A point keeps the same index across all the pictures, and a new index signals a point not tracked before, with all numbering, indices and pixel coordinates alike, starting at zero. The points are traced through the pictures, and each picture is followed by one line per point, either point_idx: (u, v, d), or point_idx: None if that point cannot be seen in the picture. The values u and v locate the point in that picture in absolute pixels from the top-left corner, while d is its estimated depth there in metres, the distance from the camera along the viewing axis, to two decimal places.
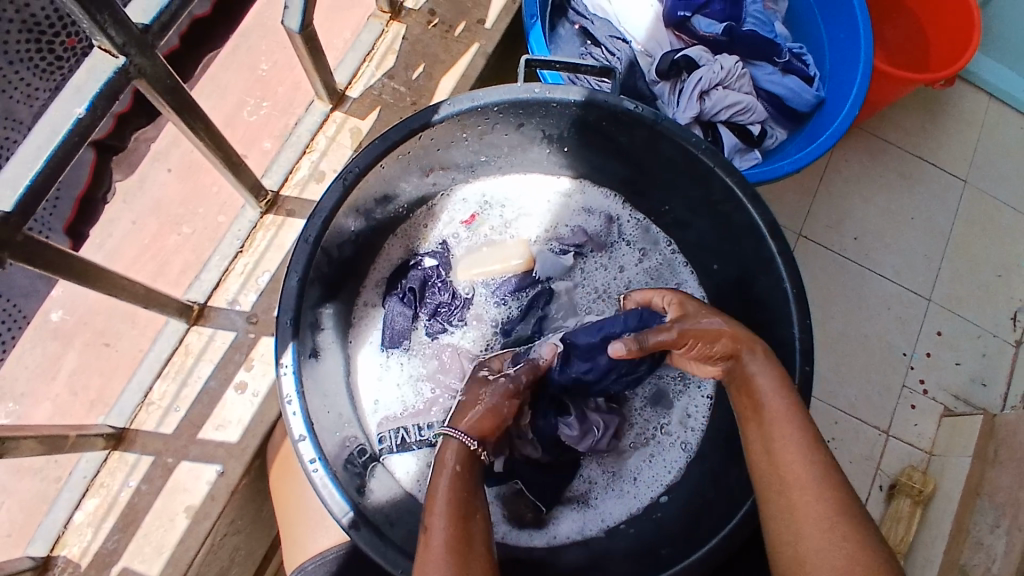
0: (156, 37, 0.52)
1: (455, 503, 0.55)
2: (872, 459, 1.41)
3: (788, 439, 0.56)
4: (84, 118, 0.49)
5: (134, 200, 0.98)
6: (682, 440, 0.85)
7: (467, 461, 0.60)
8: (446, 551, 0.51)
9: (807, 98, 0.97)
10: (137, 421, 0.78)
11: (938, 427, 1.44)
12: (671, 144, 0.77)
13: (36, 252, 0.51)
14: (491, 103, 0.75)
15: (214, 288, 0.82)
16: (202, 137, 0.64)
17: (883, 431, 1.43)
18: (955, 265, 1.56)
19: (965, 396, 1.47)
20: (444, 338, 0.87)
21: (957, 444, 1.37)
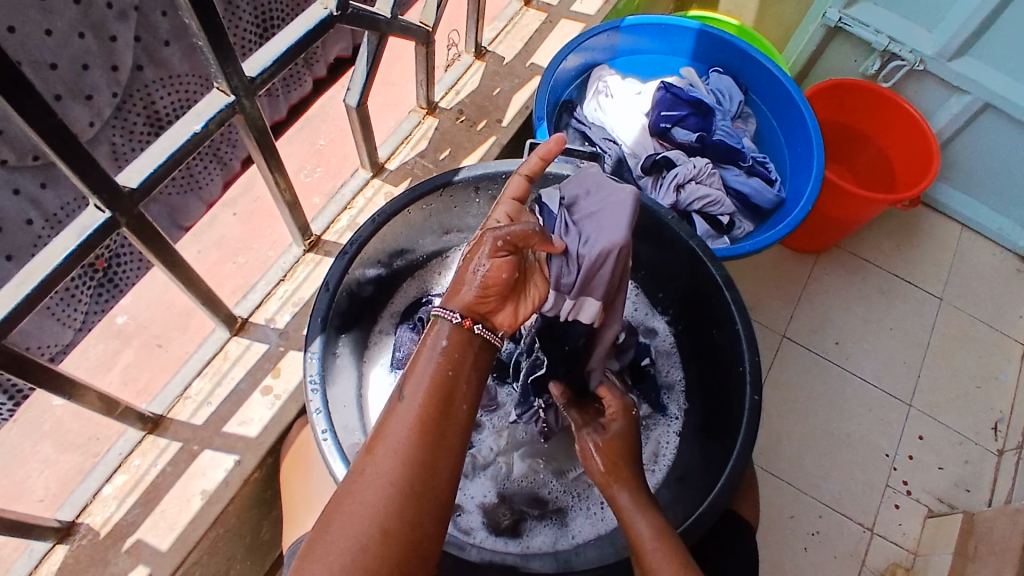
0: (257, 86, 0.72)
1: (434, 380, 0.62)
2: (856, 555, 1.44)
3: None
4: (197, 133, 0.68)
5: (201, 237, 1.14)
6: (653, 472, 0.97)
7: (459, 340, 0.65)
8: (410, 424, 0.59)
9: (769, 197, 1.16)
10: (173, 411, 0.91)
11: (922, 527, 1.48)
12: (644, 215, 0.95)
13: (144, 228, 0.67)
14: (499, 172, 0.94)
15: (255, 307, 0.97)
16: (271, 173, 0.83)
17: (867, 527, 1.47)
18: (934, 374, 1.66)
19: (950, 500, 1.50)
20: None
21: (938, 543, 1.41)
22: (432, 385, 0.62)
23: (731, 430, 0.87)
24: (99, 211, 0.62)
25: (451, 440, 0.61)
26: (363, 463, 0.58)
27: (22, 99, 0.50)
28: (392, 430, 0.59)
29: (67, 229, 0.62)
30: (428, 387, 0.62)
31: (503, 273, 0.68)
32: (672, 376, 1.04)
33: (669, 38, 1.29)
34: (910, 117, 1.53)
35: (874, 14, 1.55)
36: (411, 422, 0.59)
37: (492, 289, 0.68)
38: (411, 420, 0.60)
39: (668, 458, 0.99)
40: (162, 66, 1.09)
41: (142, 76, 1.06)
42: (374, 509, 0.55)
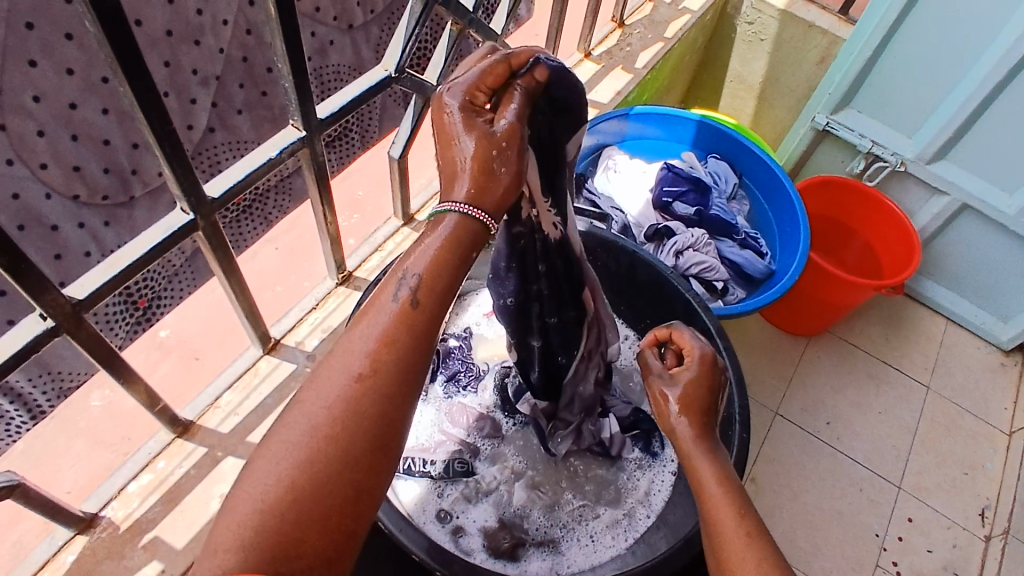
0: (325, 126, 0.85)
1: (432, 265, 0.55)
2: None
3: (726, 520, 0.63)
4: (270, 158, 0.80)
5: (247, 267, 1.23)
6: (646, 512, 0.98)
7: (461, 229, 0.56)
8: (395, 314, 0.53)
9: (759, 267, 1.27)
10: (203, 417, 0.98)
11: None
12: (646, 268, 1.07)
13: (215, 232, 0.78)
14: None
15: (288, 330, 1.07)
16: (322, 207, 0.95)
17: None
18: (923, 458, 1.70)
19: None
20: (458, 398, 1.07)
21: None
22: (341, 391, 0.50)
23: None
24: (184, 214, 0.74)
25: (349, 451, 0.49)
26: (289, 411, 0.50)
27: (148, 107, 0.62)
28: (280, 442, 0.48)
29: (153, 226, 0.73)
30: (335, 399, 0.49)
31: (486, 147, 0.57)
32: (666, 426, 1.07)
33: (673, 128, 1.45)
34: (892, 212, 1.67)
35: (858, 120, 1.73)
36: (312, 429, 0.49)
37: (495, 172, 0.58)
38: (304, 440, 0.48)
39: (661, 495, 1.00)
40: (233, 133, 1.18)
41: (211, 136, 1.14)
42: (229, 544, 0.44)
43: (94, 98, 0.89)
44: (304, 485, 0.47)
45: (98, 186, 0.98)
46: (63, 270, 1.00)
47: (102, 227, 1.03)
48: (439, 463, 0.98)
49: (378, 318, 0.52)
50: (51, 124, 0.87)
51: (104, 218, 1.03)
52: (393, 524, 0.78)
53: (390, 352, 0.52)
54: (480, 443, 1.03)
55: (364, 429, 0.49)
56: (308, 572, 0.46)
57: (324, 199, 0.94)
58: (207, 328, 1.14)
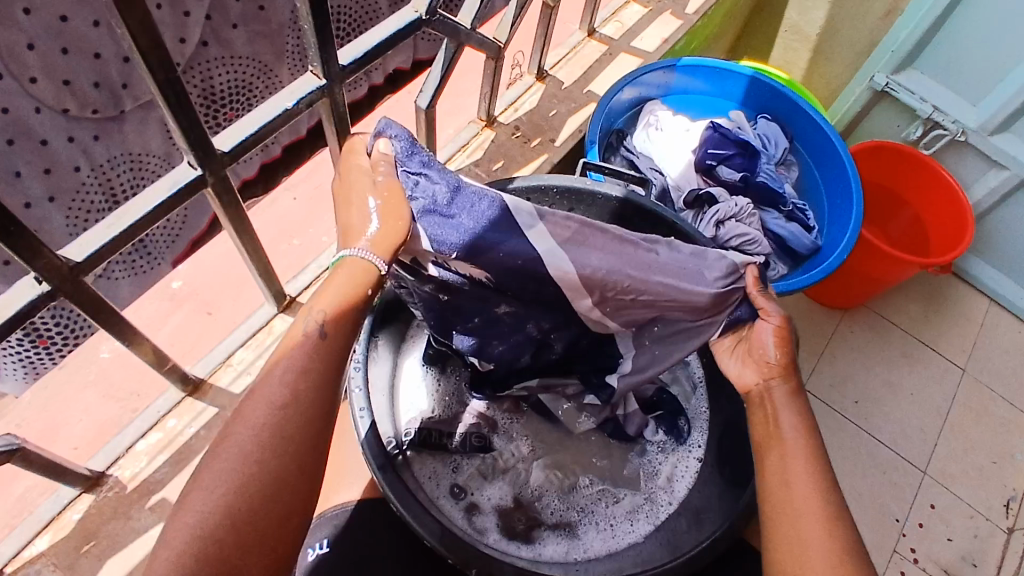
0: (347, 74, 0.76)
1: (338, 305, 0.62)
2: None
3: (800, 489, 0.67)
4: (290, 108, 0.72)
5: (265, 214, 1.16)
6: (668, 499, 0.94)
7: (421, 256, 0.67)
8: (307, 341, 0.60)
9: (806, 243, 1.18)
10: (215, 376, 0.94)
11: None
12: (686, 239, 0.98)
13: (226, 190, 0.71)
14: (552, 185, 0.98)
15: (305, 287, 1.01)
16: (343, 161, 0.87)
17: None
18: (952, 444, 1.65)
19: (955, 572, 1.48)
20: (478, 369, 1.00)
21: None
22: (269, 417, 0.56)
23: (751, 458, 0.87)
24: (191, 168, 0.67)
25: (277, 459, 0.56)
26: (227, 431, 0.57)
27: (151, 52, 0.54)
28: (212, 476, 0.54)
29: (159, 181, 0.66)
30: (256, 430, 0.56)
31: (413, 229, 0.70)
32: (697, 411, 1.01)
33: (723, 82, 1.33)
34: (948, 184, 1.55)
35: (921, 83, 1.60)
36: (246, 446, 0.55)
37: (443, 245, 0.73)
38: (237, 457, 0.55)
39: (685, 483, 0.95)
40: (227, 47, 1.20)
41: (206, 51, 1.17)
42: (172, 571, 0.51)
43: (84, 11, 1.01)
44: (239, 508, 0.54)
45: (87, 99, 1.10)
46: (53, 181, 1.14)
47: (92, 141, 1.17)
48: (455, 437, 0.93)
49: (295, 347, 0.60)
50: (40, 37, 0.98)
51: (93, 133, 1.16)
52: (408, 512, 0.74)
53: (299, 380, 0.58)
54: (499, 418, 0.98)
55: (286, 449, 0.56)
56: (258, 558, 0.54)
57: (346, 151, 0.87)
58: (222, 277, 1.04)
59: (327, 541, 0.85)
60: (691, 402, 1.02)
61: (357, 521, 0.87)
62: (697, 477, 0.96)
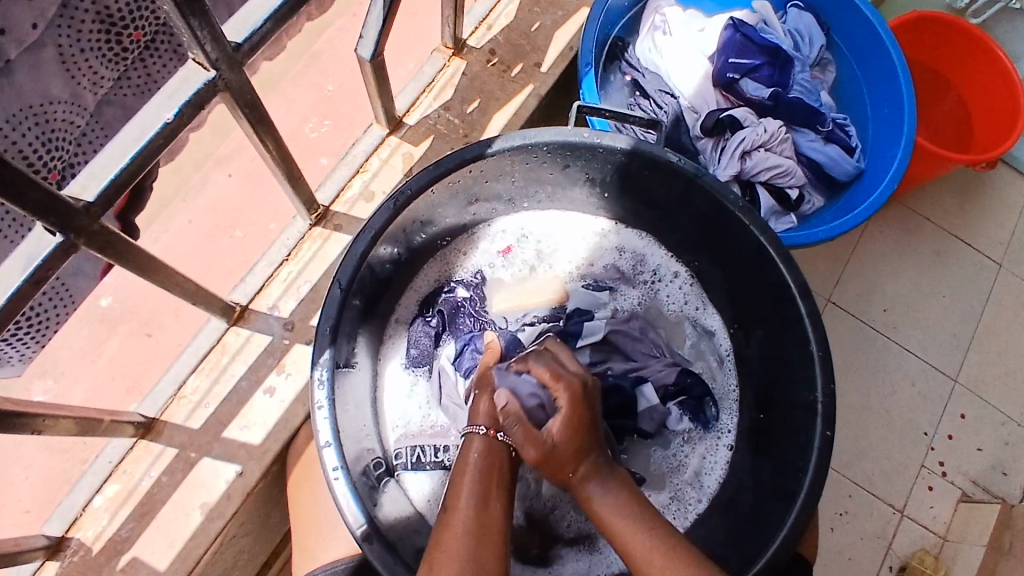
0: (245, 56, 0.56)
1: (478, 493, 0.64)
2: (883, 538, 1.39)
3: None
4: (171, 121, 0.54)
5: (194, 198, 0.99)
6: (698, 498, 0.84)
7: (487, 450, 0.68)
8: (465, 530, 0.61)
9: (846, 168, 1.00)
10: (167, 413, 0.80)
11: (954, 512, 1.41)
12: (707, 198, 0.79)
13: (106, 244, 0.54)
14: (539, 142, 0.78)
15: (256, 292, 0.84)
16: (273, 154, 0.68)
17: (897, 509, 1.41)
18: (983, 348, 1.54)
19: (983, 483, 1.44)
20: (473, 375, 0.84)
21: (972, 531, 1.35)
22: (465, 556, 0.59)
23: (794, 467, 0.75)
24: (49, 234, 0.50)
25: None
26: None
27: None
28: None
29: (14, 255, 0.51)
30: None
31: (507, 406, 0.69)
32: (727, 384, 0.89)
33: None
34: (1002, 65, 1.32)
35: None
36: None
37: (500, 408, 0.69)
38: None
39: (714, 477, 0.86)
40: None
41: None
42: None
43: None
44: None
45: None
46: None
47: None
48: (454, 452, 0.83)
49: (455, 535, 0.60)
50: None
51: None
52: None
53: (479, 552, 0.59)
54: None
55: None
56: None
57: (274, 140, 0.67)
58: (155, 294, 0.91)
59: None
60: (718, 378, 0.89)
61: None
62: (729, 470, 0.86)
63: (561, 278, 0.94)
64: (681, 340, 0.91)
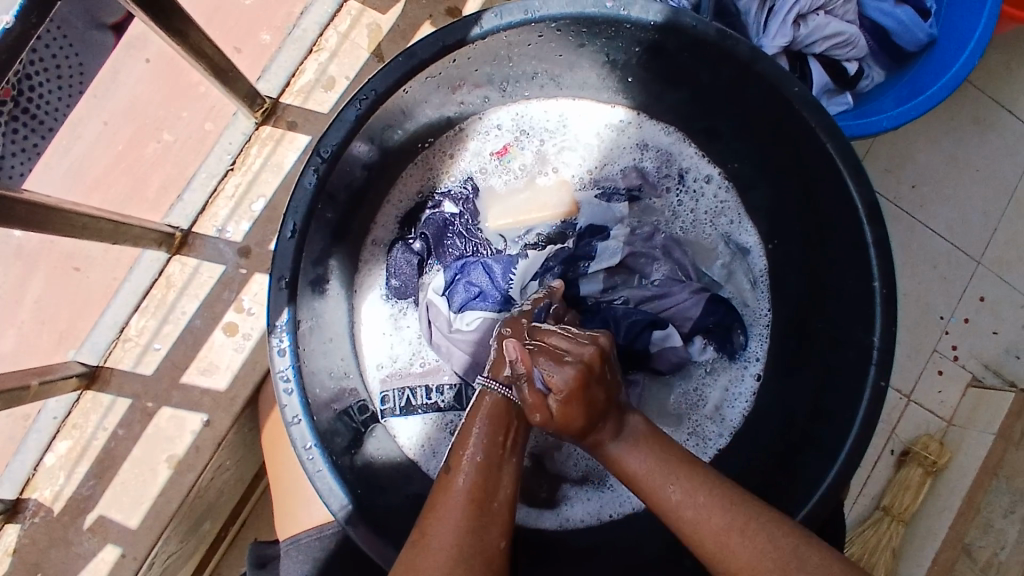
0: None
1: (484, 452, 0.54)
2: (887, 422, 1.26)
3: None
4: (12, 27, 0.41)
5: (108, 98, 0.82)
6: (719, 432, 0.78)
7: (503, 407, 0.57)
8: (464, 498, 0.51)
9: (917, 36, 0.82)
10: (112, 359, 0.69)
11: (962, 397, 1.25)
12: (760, 87, 0.65)
13: None
14: (549, 17, 0.62)
15: (199, 214, 0.70)
16: (168, 32, 0.51)
17: (904, 395, 1.26)
18: (1013, 226, 1.32)
19: (996, 367, 1.27)
20: (469, 311, 0.72)
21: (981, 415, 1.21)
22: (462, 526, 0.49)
23: (840, 410, 0.66)
24: None
25: None
26: None
27: None
28: None
29: None
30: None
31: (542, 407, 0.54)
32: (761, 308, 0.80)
33: None
34: None
35: None
36: None
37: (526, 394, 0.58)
38: None
39: (738, 410, 0.79)
40: None
41: None
42: None
43: None
44: None
45: None
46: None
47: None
48: (449, 391, 0.75)
49: (452, 501, 0.51)
50: None
51: None
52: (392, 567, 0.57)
53: (484, 512, 0.51)
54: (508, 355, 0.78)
55: None
56: None
57: (172, 19, 0.50)
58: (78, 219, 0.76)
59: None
60: (749, 298, 0.80)
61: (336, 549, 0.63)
62: (755, 402, 0.78)
63: (569, 184, 0.81)
64: (710, 258, 0.81)
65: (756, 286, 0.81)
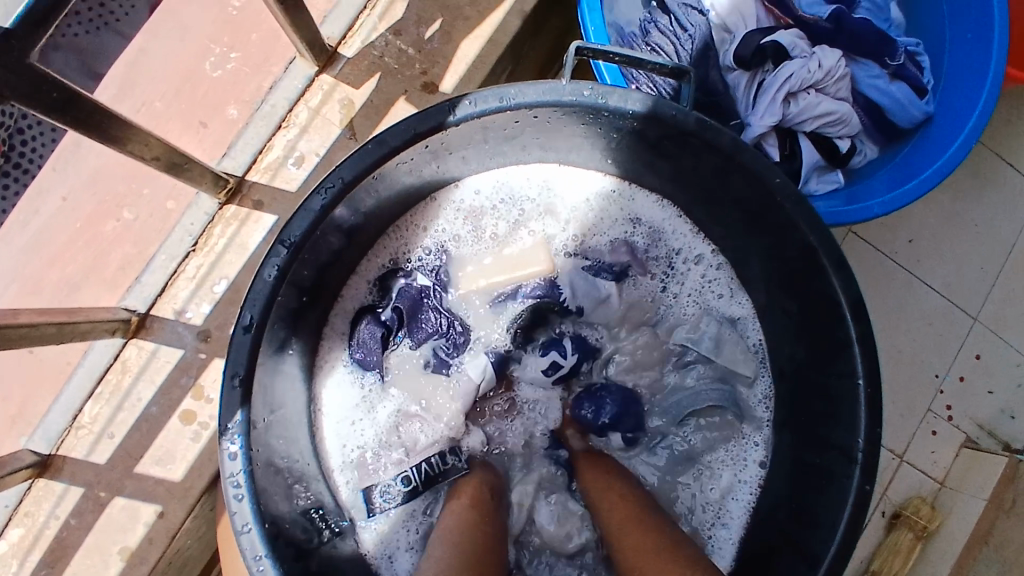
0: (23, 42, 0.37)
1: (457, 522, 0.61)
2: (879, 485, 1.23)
3: None
4: None
5: (69, 169, 0.79)
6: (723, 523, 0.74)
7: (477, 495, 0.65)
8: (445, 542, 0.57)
9: (912, 114, 0.79)
10: (64, 446, 0.66)
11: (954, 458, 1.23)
12: (744, 177, 0.61)
13: None
14: (525, 104, 0.59)
15: (159, 296, 0.67)
16: (105, 139, 0.47)
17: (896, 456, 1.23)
18: (1011, 284, 1.28)
19: (990, 427, 1.25)
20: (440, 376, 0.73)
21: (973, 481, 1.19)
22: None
23: (825, 514, 0.63)
24: None
25: None
26: None
27: None
28: None
29: None
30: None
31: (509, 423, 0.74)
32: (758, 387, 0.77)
33: None
34: None
35: None
36: None
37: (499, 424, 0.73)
38: None
39: (742, 501, 0.75)
40: None
41: None
42: None
43: None
44: None
45: None
46: None
47: None
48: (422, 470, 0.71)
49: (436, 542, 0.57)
50: None
51: None
52: None
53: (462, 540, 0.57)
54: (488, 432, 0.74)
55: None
56: None
57: (105, 127, 0.46)
58: None
59: None
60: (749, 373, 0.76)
61: None
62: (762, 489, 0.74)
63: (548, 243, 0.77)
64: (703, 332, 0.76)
65: (755, 362, 0.77)
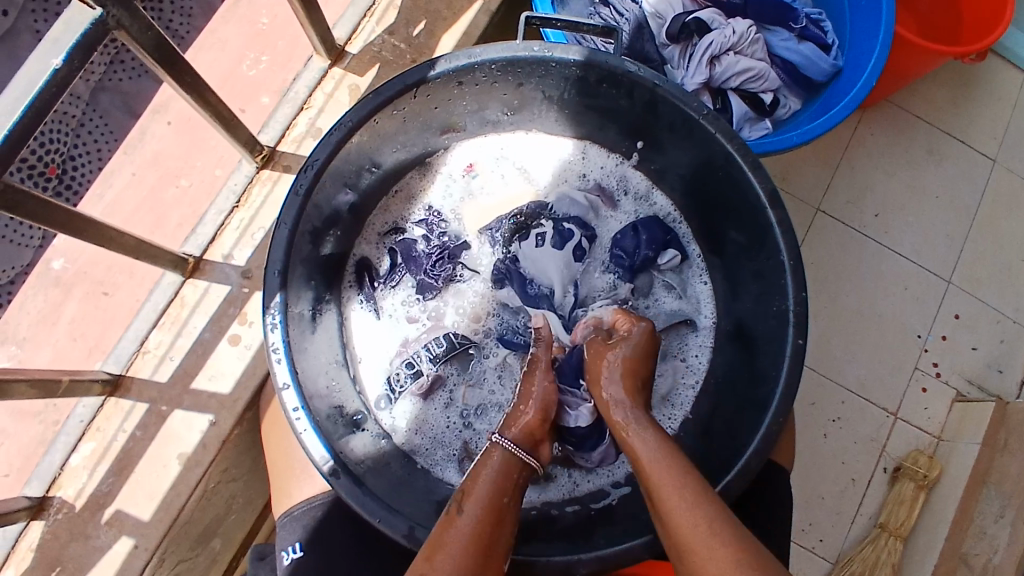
0: None
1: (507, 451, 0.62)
2: (877, 441, 1.18)
3: None
4: (61, 69, 0.51)
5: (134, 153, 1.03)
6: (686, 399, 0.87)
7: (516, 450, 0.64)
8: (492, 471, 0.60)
9: (822, 66, 0.95)
10: (133, 368, 0.80)
11: (949, 411, 1.20)
12: (669, 105, 0.75)
13: (18, 202, 0.53)
14: (487, 61, 0.73)
15: (209, 243, 0.83)
16: (181, 85, 0.64)
17: (891, 413, 1.19)
18: (979, 245, 1.26)
19: (980, 382, 1.21)
20: (431, 300, 0.89)
21: (967, 427, 1.15)
22: (483, 525, 0.55)
23: (769, 374, 0.73)
24: None
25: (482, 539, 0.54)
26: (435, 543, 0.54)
27: None
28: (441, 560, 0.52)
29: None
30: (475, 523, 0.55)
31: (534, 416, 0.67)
32: (694, 285, 0.91)
33: None
34: None
35: None
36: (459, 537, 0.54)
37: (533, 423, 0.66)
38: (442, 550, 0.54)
39: (693, 384, 0.87)
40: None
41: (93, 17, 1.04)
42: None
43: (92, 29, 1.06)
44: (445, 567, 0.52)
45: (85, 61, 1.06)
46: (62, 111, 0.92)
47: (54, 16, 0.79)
48: (435, 363, 0.85)
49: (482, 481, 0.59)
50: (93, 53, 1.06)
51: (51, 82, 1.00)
52: (375, 518, 0.63)
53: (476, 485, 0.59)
54: (483, 338, 0.87)
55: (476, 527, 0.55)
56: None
57: (179, 72, 0.62)
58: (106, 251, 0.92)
59: (300, 544, 0.72)
60: (687, 273, 0.91)
61: (325, 520, 0.73)
62: (707, 372, 0.87)
63: (532, 190, 0.94)
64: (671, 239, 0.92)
65: (691, 267, 0.91)
